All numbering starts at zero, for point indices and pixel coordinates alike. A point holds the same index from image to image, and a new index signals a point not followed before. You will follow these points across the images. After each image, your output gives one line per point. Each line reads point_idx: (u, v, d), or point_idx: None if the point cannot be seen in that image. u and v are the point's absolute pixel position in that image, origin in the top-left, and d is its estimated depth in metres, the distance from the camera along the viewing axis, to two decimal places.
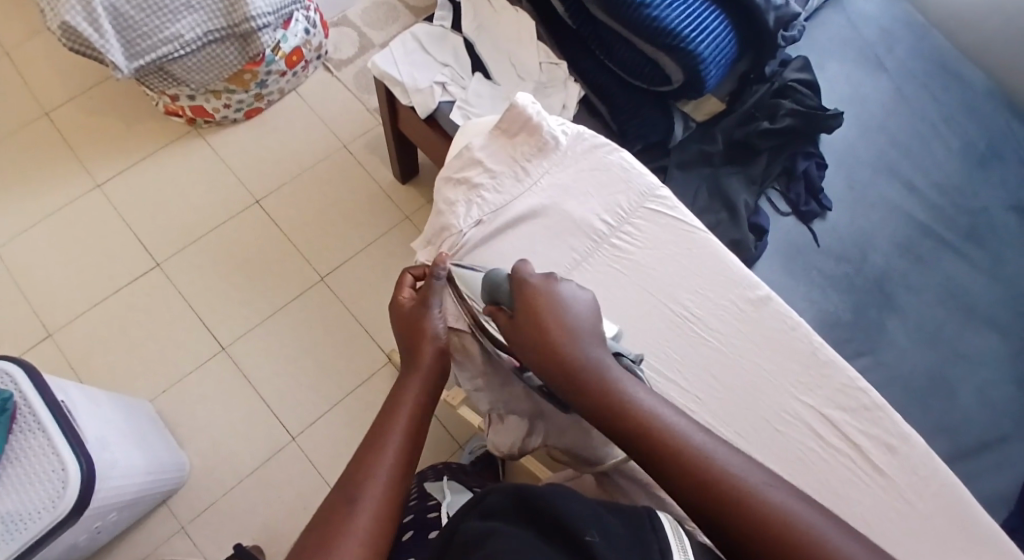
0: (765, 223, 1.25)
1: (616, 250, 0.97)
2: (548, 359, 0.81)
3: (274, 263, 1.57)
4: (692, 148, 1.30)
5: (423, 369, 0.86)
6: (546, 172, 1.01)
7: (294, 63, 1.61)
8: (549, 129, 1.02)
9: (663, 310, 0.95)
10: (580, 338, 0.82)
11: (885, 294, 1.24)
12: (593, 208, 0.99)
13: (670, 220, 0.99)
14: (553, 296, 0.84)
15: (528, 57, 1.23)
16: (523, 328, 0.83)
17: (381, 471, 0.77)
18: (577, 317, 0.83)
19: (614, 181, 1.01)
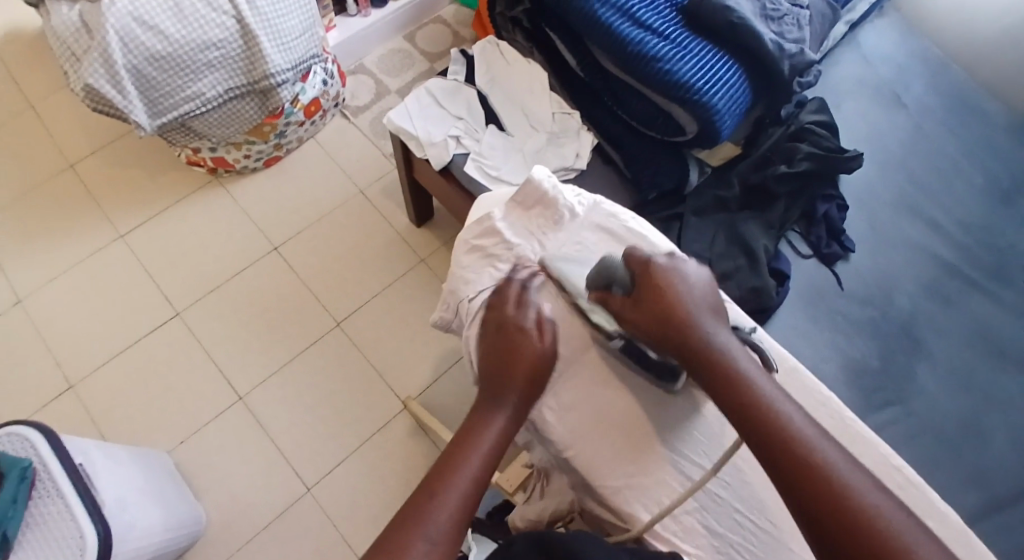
0: (786, 267, 1.22)
1: None
2: (672, 336, 0.84)
3: (292, 311, 1.58)
4: (708, 194, 1.27)
5: (505, 407, 0.84)
6: (563, 244, 0.97)
7: (312, 113, 1.62)
8: (562, 202, 0.98)
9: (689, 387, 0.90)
10: (699, 323, 0.84)
11: (911, 338, 1.21)
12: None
13: None
14: (671, 279, 0.86)
15: (541, 108, 1.23)
16: (643, 305, 0.85)
17: (447, 503, 0.75)
18: (694, 297, 0.86)
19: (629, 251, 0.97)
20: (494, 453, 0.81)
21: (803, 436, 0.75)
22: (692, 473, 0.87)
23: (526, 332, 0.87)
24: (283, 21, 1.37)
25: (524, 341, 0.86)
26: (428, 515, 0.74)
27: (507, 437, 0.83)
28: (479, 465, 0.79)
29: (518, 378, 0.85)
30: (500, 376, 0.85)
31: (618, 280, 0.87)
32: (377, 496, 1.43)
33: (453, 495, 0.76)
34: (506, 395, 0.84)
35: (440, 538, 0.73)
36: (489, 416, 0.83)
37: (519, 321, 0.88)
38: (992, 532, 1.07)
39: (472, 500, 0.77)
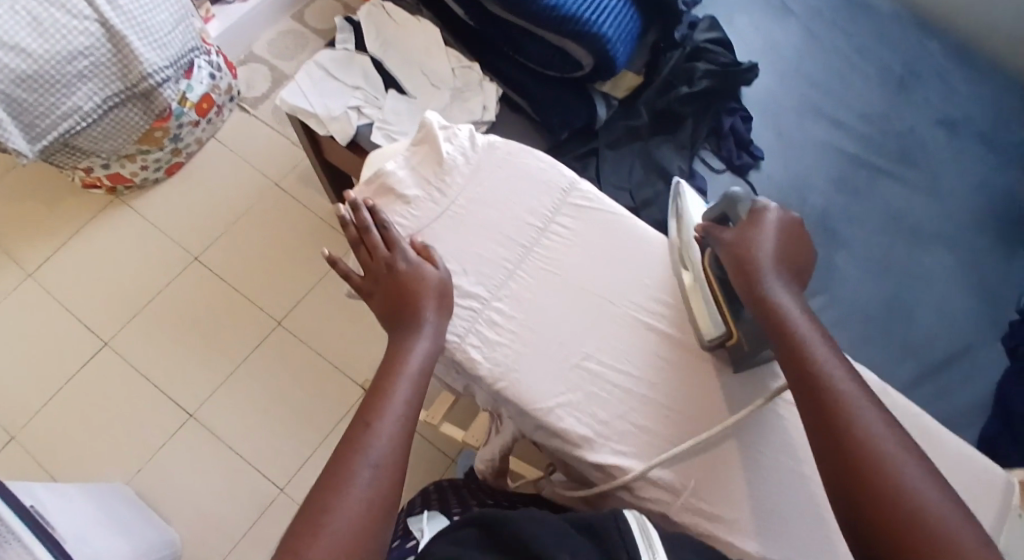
0: (703, 186, 1.25)
1: (547, 253, 0.88)
2: (752, 270, 0.78)
3: (227, 319, 1.53)
4: (619, 125, 1.27)
5: (423, 332, 0.80)
6: (462, 186, 0.90)
7: (206, 110, 1.54)
8: (447, 146, 0.91)
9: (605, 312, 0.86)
10: (778, 269, 0.79)
11: (829, 232, 1.26)
12: (514, 213, 0.90)
13: (596, 214, 0.91)
14: (786, 229, 0.82)
15: (440, 65, 1.20)
16: (731, 239, 0.82)
17: (384, 428, 0.73)
18: (796, 250, 0.81)
19: (526, 183, 0.92)
20: (423, 373, 0.78)
21: (854, 405, 0.68)
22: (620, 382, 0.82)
23: (410, 264, 0.83)
24: (151, 17, 1.32)
25: (414, 270, 0.83)
26: (368, 443, 0.72)
27: (430, 358, 0.80)
28: (409, 389, 0.77)
29: (425, 302, 0.82)
30: (408, 306, 0.81)
31: (736, 211, 0.84)
32: None
33: (390, 417, 0.74)
34: (420, 319, 0.81)
35: (384, 460, 0.72)
36: (408, 341, 0.80)
37: (401, 257, 0.83)
38: (931, 398, 1.13)
39: (409, 421, 0.75)
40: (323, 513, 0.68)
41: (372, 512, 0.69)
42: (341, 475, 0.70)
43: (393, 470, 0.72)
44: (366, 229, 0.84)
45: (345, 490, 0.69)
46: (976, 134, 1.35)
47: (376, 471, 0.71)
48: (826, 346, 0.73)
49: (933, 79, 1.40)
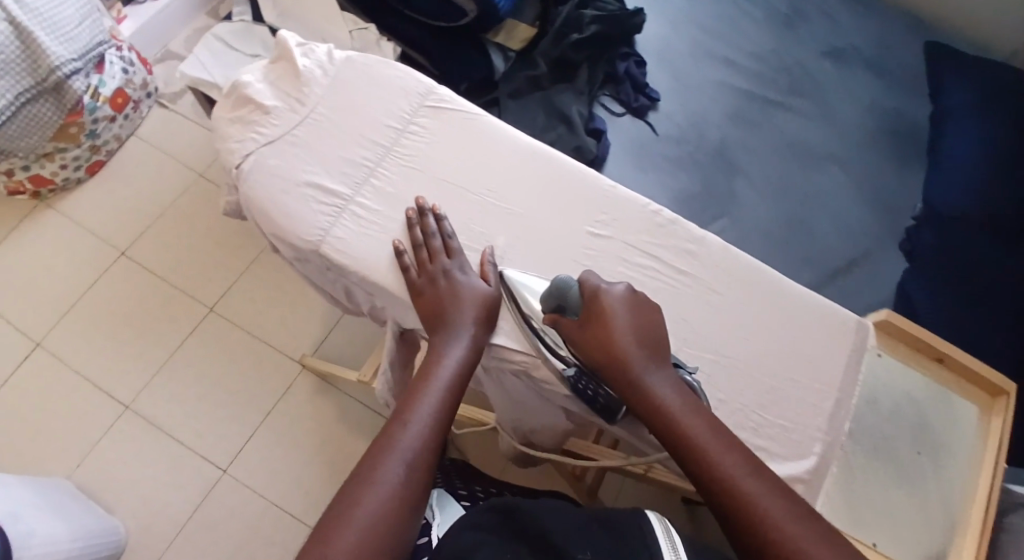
0: (602, 126, 1.29)
1: (398, 151, 0.72)
2: (615, 371, 0.63)
3: (156, 308, 1.52)
4: (519, 77, 1.29)
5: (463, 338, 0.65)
6: (314, 87, 0.73)
7: (121, 105, 1.56)
8: (305, 59, 0.74)
9: (484, 206, 0.72)
10: (641, 355, 0.63)
11: (727, 162, 1.31)
12: (363, 111, 0.73)
13: (455, 109, 0.75)
14: (628, 303, 0.65)
15: (337, 28, 1.26)
16: (591, 336, 0.64)
17: (416, 434, 0.60)
18: (653, 321, 0.65)
19: (378, 80, 0.75)
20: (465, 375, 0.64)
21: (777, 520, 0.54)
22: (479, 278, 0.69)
23: (464, 281, 0.67)
24: (57, 13, 1.37)
25: (470, 288, 0.67)
26: (394, 449, 0.59)
27: (471, 363, 0.65)
28: (444, 397, 0.63)
29: (472, 312, 0.66)
30: (445, 312, 0.66)
31: (570, 298, 0.66)
32: (296, 458, 1.42)
33: (423, 411, 0.61)
34: (458, 322, 0.65)
35: (417, 462, 0.59)
36: (444, 342, 0.65)
37: (458, 263, 0.68)
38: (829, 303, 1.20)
39: (443, 424, 0.62)
40: (340, 511, 0.56)
41: (395, 514, 0.56)
42: (367, 470, 0.58)
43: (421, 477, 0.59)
44: (429, 234, 0.68)
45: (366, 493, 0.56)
46: (862, 62, 1.42)
47: (401, 474, 0.58)
48: (718, 442, 0.59)
49: (819, 16, 1.47)
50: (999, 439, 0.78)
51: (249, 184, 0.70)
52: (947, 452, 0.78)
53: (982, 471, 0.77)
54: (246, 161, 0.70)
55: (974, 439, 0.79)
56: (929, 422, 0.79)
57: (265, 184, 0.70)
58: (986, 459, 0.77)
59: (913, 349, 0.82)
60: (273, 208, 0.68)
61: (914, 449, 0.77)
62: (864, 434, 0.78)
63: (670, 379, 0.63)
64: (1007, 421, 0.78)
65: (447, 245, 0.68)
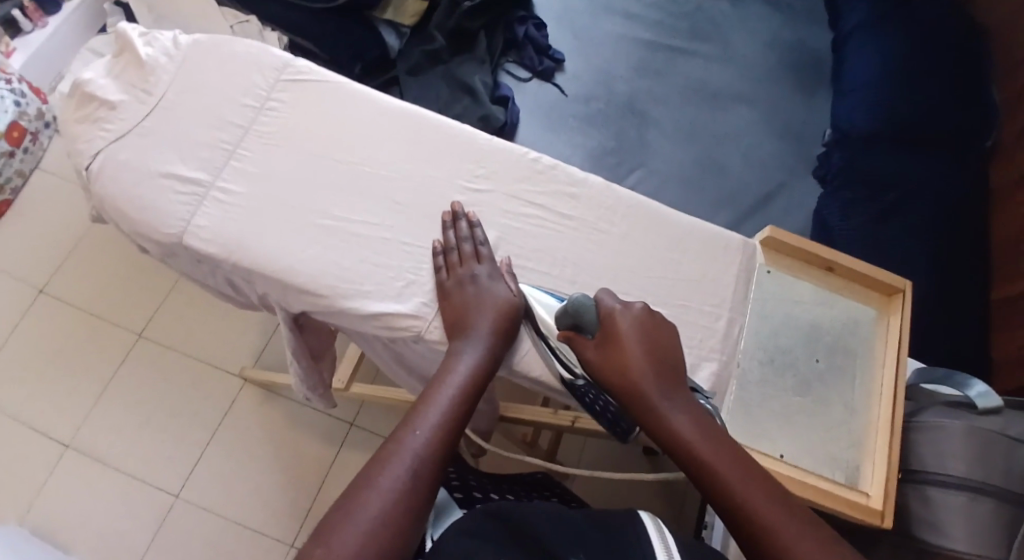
0: (508, 93, 1.26)
1: (262, 130, 0.69)
2: (632, 394, 0.63)
3: (83, 340, 1.46)
4: (415, 52, 1.24)
5: (478, 349, 0.63)
6: (164, 75, 0.70)
7: (18, 138, 1.52)
8: (147, 48, 0.71)
9: (355, 171, 0.69)
10: (663, 371, 0.64)
11: (638, 113, 1.30)
12: (222, 94, 0.70)
13: (318, 82, 0.72)
14: (644, 327, 0.65)
15: (218, 25, 1.22)
16: (615, 351, 0.64)
17: (424, 441, 0.58)
18: (671, 341, 0.66)
19: (236, 63, 0.72)
20: (478, 388, 0.62)
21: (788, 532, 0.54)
22: (363, 250, 0.67)
23: (489, 289, 0.66)
24: None
25: (491, 297, 0.66)
26: (402, 452, 0.57)
27: (485, 375, 0.63)
28: (458, 409, 0.61)
29: (488, 323, 0.64)
30: (461, 320, 0.64)
31: (587, 323, 0.65)
32: (250, 467, 1.38)
33: (431, 424, 0.59)
34: (475, 330, 0.64)
35: (423, 470, 0.57)
36: (460, 351, 0.63)
37: (486, 274, 0.66)
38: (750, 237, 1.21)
39: (453, 436, 0.59)
40: (339, 508, 0.54)
41: (396, 520, 0.54)
42: (371, 472, 0.57)
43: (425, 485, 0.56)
44: (462, 238, 0.67)
45: (371, 493, 0.55)
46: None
47: (405, 485, 0.56)
48: (737, 460, 0.59)
49: None
50: (898, 334, 0.75)
51: (109, 182, 0.66)
52: (847, 356, 0.75)
53: (886, 367, 0.75)
54: (104, 159, 0.67)
55: (875, 341, 0.76)
56: (824, 329, 0.76)
57: (124, 180, 0.66)
58: (887, 356, 0.75)
59: (800, 260, 0.79)
60: (133, 210, 0.65)
61: (812, 355, 0.75)
62: (761, 351, 0.74)
63: (684, 399, 0.63)
64: (904, 315, 0.76)
65: (481, 263, 0.67)
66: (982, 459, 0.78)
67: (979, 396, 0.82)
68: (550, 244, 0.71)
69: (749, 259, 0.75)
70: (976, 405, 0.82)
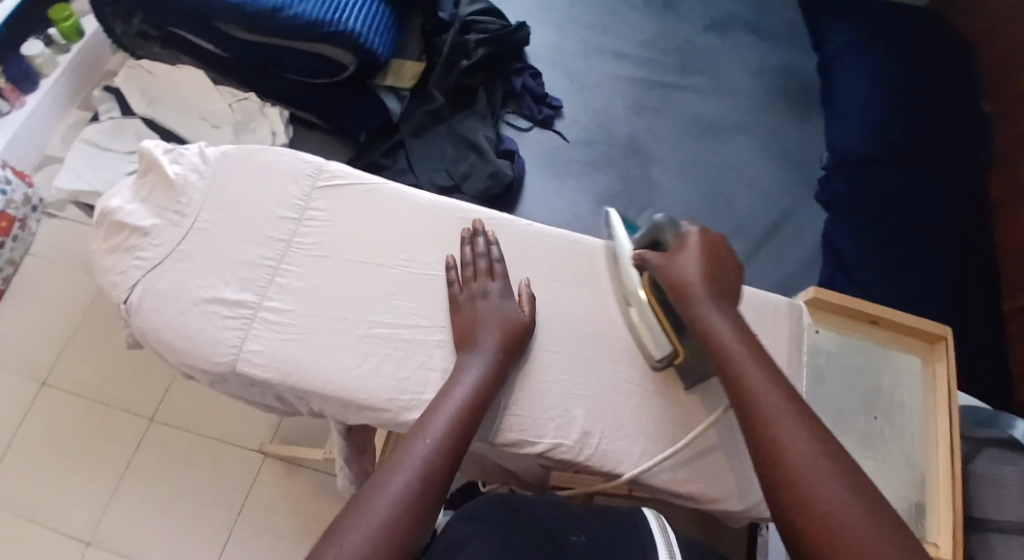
0: (513, 146, 1.22)
1: (301, 238, 0.69)
2: (681, 296, 0.65)
3: (90, 431, 1.32)
4: (418, 113, 1.23)
5: (483, 357, 0.64)
6: (197, 195, 0.70)
7: (7, 228, 1.39)
8: (174, 167, 0.70)
9: (401, 273, 0.69)
10: (708, 286, 0.64)
11: (640, 152, 1.30)
12: (256, 206, 0.70)
13: (351, 184, 0.72)
14: (711, 248, 0.66)
15: (215, 103, 1.20)
16: (668, 263, 0.66)
17: (429, 443, 0.58)
18: (726, 267, 0.66)
19: (266, 173, 0.71)
20: (485, 392, 0.62)
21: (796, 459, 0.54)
22: (419, 360, 0.66)
23: (499, 305, 0.67)
24: None
25: (502, 313, 0.67)
26: (408, 456, 0.57)
27: (491, 385, 0.63)
28: (466, 415, 0.60)
29: (496, 338, 0.65)
30: (470, 333, 0.65)
31: (663, 237, 0.68)
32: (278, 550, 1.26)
33: (437, 428, 0.59)
34: (481, 344, 0.64)
35: (432, 478, 0.56)
36: (467, 362, 0.63)
37: (502, 292, 0.68)
38: (764, 267, 1.20)
39: (460, 442, 0.59)
40: (343, 515, 0.54)
41: (403, 524, 0.54)
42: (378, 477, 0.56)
43: (434, 487, 0.56)
44: (477, 255, 0.69)
45: (377, 496, 0.55)
46: (743, 27, 1.46)
47: (411, 491, 0.55)
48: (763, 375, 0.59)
49: None
50: (947, 386, 0.80)
51: (156, 314, 0.65)
52: (902, 412, 0.81)
53: (940, 420, 0.80)
54: (144, 289, 0.66)
55: (922, 388, 0.82)
56: (881, 386, 0.82)
57: (171, 312, 0.65)
58: (938, 398, 0.80)
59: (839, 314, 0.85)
60: (180, 341, 0.64)
61: (871, 415, 0.80)
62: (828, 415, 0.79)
63: (733, 320, 0.63)
64: (949, 364, 0.81)
65: (490, 279, 0.68)
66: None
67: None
68: (610, 331, 0.73)
69: (797, 319, 0.75)
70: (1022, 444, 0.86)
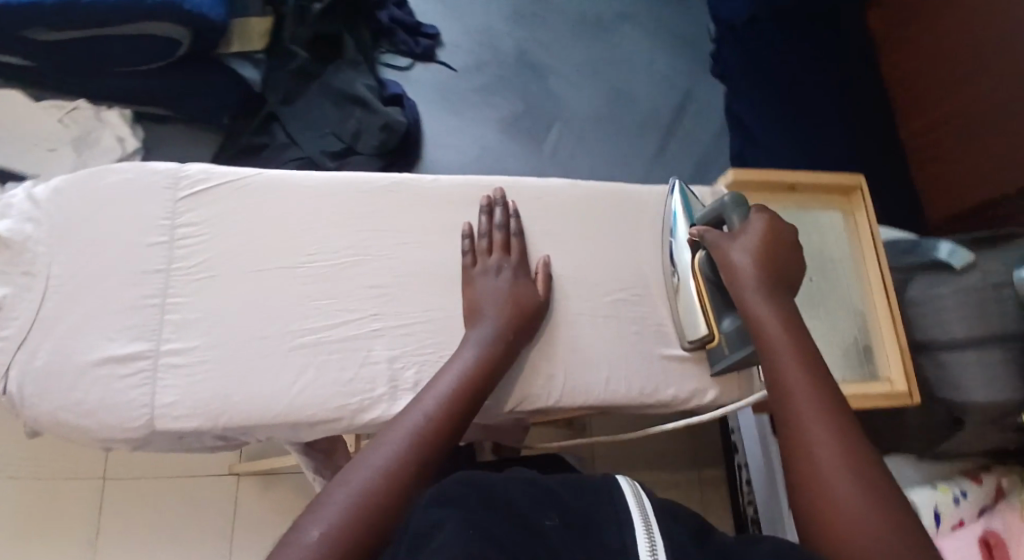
0: (399, 88, 1.06)
1: (181, 262, 0.61)
2: (732, 282, 0.57)
3: (4, 515, 1.03)
4: (282, 74, 1.04)
5: (485, 327, 0.60)
6: (44, 248, 0.60)
7: None
8: (9, 224, 0.61)
9: (307, 269, 0.62)
10: (768, 272, 0.57)
11: (531, 66, 1.20)
12: (117, 241, 0.61)
13: (220, 186, 0.63)
14: (778, 238, 0.58)
15: (41, 122, 0.92)
16: (724, 242, 0.59)
17: (420, 419, 0.53)
18: (791, 257, 0.58)
19: (118, 199, 0.62)
20: (486, 368, 0.58)
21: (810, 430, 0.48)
22: (356, 362, 0.59)
23: (506, 279, 0.63)
24: None
25: (513, 286, 0.63)
26: (398, 429, 0.52)
27: (491, 360, 0.58)
28: (464, 391, 0.56)
29: (502, 309, 0.61)
30: (475, 304, 0.61)
31: (729, 218, 0.61)
32: None
33: (432, 401, 0.54)
34: (486, 314, 0.61)
35: (422, 449, 0.51)
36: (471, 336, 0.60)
37: (515, 266, 0.64)
38: (679, 153, 1.16)
39: (455, 418, 0.54)
40: (324, 490, 0.48)
41: (382, 492, 0.47)
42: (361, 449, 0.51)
43: (424, 460, 0.51)
44: (493, 226, 0.65)
45: (358, 464, 0.49)
46: None
47: (394, 462, 0.49)
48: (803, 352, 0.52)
49: None
50: (868, 232, 0.73)
51: (41, 395, 0.57)
52: (833, 267, 0.74)
53: (871, 272, 0.73)
54: (20, 370, 0.58)
55: (847, 241, 0.75)
56: (809, 246, 0.74)
57: (57, 389, 0.57)
58: (866, 252, 0.74)
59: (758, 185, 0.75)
60: (77, 417, 0.56)
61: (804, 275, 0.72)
62: None
63: (786, 308, 0.55)
64: (869, 212, 0.74)
65: (504, 255, 0.64)
66: (977, 309, 0.70)
67: (953, 254, 0.71)
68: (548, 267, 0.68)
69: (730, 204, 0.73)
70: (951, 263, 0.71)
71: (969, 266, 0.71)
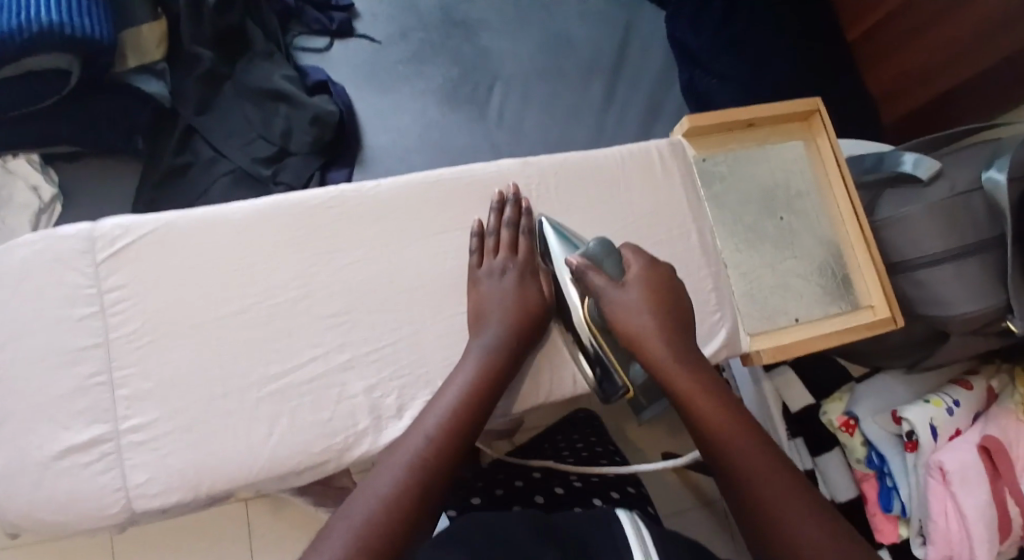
0: (322, 75, 0.97)
1: (123, 330, 0.60)
2: (635, 343, 0.59)
3: None
4: (191, 82, 0.93)
5: (489, 334, 0.61)
6: None
7: None
8: None
9: (255, 313, 0.62)
10: (664, 321, 0.59)
11: (459, 22, 1.07)
12: (50, 321, 0.60)
13: (147, 243, 0.62)
14: (658, 288, 0.60)
15: None
16: (616, 298, 0.60)
17: (420, 442, 0.54)
18: (675, 298, 0.61)
19: (42, 277, 0.60)
20: (490, 376, 0.58)
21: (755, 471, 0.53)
22: (325, 397, 0.60)
23: (509, 283, 0.64)
24: None
25: (518, 289, 0.64)
26: (399, 455, 0.53)
27: (495, 367, 0.59)
28: (464, 406, 0.56)
29: (508, 310, 0.62)
30: (482, 308, 0.63)
31: (604, 267, 0.61)
32: None
33: (432, 420, 0.55)
34: (493, 317, 0.62)
35: (421, 471, 0.52)
36: (477, 345, 0.60)
37: (526, 270, 0.65)
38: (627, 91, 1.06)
39: (457, 435, 0.55)
40: (329, 521, 0.50)
41: (384, 525, 0.49)
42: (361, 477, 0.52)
43: (423, 485, 0.52)
44: (500, 228, 0.66)
45: (359, 496, 0.50)
46: None
47: (393, 490, 0.51)
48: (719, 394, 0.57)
49: None
50: (834, 158, 0.72)
51: (17, 492, 0.57)
52: (802, 198, 0.72)
53: (842, 203, 0.72)
54: None
55: (811, 167, 0.73)
56: (772, 180, 0.72)
57: (31, 484, 0.57)
58: (834, 186, 0.72)
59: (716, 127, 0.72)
60: (58, 508, 0.57)
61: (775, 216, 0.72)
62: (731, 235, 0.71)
63: (679, 348, 0.59)
64: (830, 134, 0.72)
65: (510, 259, 0.65)
66: (948, 226, 0.69)
67: (920, 166, 0.71)
68: None
69: (681, 157, 0.72)
70: (918, 175, 0.71)
71: (936, 174, 0.71)
